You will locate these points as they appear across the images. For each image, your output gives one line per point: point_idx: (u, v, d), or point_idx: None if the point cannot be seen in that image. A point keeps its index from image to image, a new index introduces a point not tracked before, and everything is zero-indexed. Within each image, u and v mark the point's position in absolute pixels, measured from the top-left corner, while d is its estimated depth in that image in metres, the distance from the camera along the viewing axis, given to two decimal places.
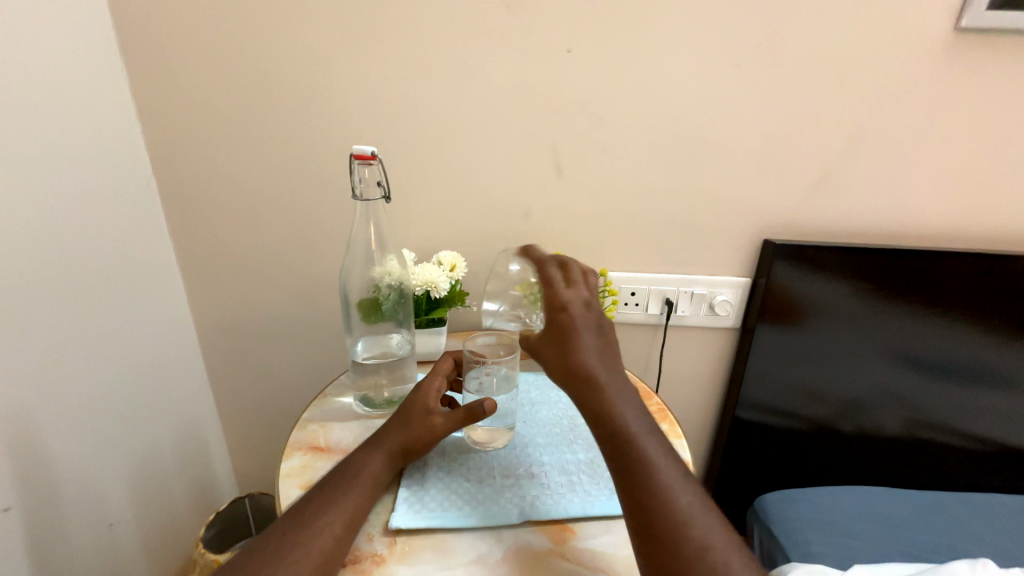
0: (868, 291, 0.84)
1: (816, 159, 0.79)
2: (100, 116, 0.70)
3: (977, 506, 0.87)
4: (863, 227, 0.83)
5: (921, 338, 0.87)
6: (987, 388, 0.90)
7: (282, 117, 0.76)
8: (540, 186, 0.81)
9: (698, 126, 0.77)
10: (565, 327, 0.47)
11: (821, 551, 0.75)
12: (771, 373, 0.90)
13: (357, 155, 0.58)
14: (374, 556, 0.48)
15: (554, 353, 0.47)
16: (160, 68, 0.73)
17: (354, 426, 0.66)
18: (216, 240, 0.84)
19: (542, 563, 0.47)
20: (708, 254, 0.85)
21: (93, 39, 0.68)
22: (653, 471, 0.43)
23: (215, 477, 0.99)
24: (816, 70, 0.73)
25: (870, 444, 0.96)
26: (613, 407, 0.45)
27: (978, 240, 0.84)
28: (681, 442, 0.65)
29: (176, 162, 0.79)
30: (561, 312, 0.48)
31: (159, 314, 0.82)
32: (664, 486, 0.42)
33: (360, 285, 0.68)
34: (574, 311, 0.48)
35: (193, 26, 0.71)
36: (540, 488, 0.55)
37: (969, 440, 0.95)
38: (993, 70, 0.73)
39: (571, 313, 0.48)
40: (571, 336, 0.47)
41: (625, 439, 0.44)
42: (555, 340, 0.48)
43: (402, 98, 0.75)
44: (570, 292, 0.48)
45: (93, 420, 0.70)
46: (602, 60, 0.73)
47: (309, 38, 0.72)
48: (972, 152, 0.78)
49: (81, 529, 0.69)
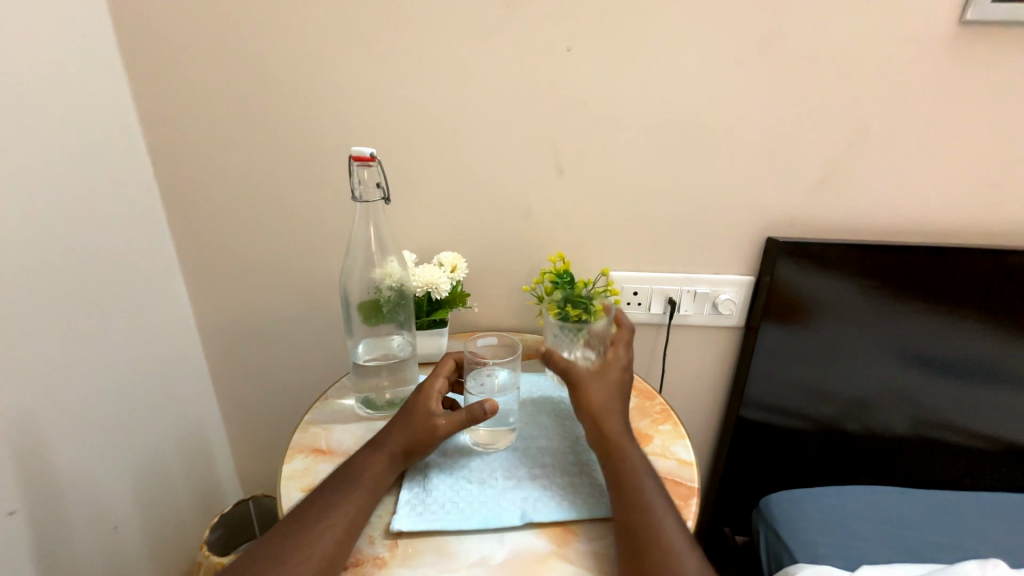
0: (874, 289, 0.83)
1: (819, 155, 0.78)
2: (100, 120, 0.70)
3: (987, 506, 0.85)
4: (868, 224, 0.82)
5: (928, 336, 0.86)
6: (996, 386, 0.89)
7: (283, 119, 0.76)
8: (541, 185, 0.80)
9: (699, 123, 0.76)
10: (613, 376, 0.60)
11: (828, 552, 0.74)
12: (776, 373, 0.90)
13: (357, 156, 0.58)
14: (375, 559, 0.48)
15: (596, 387, 0.58)
16: (161, 71, 0.74)
17: (356, 428, 0.66)
18: (217, 242, 0.84)
19: (544, 565, 0.47)
20: (711, 252, 0.85)
21: (93, 42, 0.69)
22: (645, 490, 0.50)
23: (218, 479, 1.00)
24: (820, 66, 0.73)
25: (877, 444, 0.95)
26: (623, 433, 0.55)
27: (986, 236, 0.83)
28: (685, 442, 0.64)
29: (177, 165, 0.79)
30: (614, 364, 0.61)
31: (162, 317, 0.82)
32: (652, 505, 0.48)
33: (361, 287, 0.67)
34: (625, 369, 0.61)
35: (193, 29, 0.71)
36: (543, 489, 0.55)
37: (978, 439, 0.94)
38: (999, 63, 0.72)
39: (622, 367, 0.61)
40: (615, 383, 0.59)
41: (629, 459, 0.52)
42: (601, 379, 0.59)
43: (402, 99, 0.75)
44: (627, 356, 0.63)
45: (96, 423, 0.70)
46: (602, 57, 0.73)
47: (308, 40, 0.72)
48: (978, 147, 0.77)
49: (85, 532, 0.69)
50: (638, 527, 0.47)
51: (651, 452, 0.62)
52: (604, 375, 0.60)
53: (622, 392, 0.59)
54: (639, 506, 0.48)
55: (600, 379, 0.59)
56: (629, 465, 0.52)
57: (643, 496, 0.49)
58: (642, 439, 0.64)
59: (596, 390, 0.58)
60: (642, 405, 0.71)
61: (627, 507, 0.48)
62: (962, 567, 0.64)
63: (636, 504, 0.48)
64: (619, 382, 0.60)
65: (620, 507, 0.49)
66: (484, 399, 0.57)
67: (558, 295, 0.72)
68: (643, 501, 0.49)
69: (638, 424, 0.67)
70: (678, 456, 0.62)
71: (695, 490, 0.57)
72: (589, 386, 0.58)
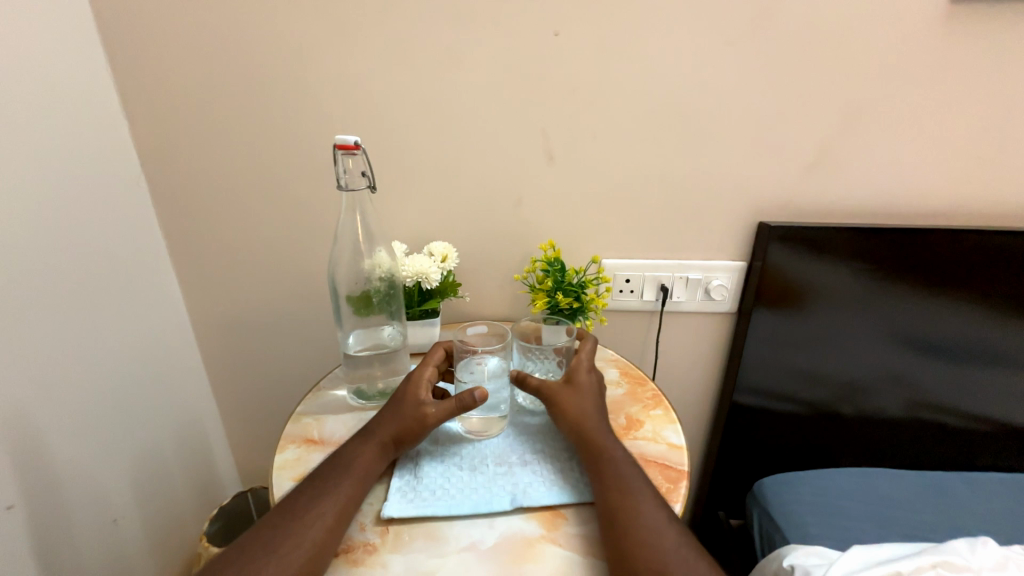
0: (865, 272, 0.83)
1: (812, 139, 0.77)
2: (86, 115, 0.69)
3: (979, 485, 0.86)
4: (860, 206, 0.82)
5: (919, 318, 0.86)
6: (988, 367, 0.89)
7: (270, 111, 0.75)
8: (532, 173, 0.80)
9: (691, 108, 0.75)
10: (582, 380, 0.61)
11: (820, 533, 0.75)
12: (767, 358, 0.90)
13: (341, 145, 0.57)
14: (366, 545, 0.48)
15: (569, 395, 0.59)
16: (145, 63, 0.72)
17: (348, 418, 0.66)
18: (208, 236, 0.84)
19: (534, 548, 0.48)
20: (703, 238, 0.84)
21: (75, 33, 0.67)
22: (626, 484, 0.49)
23: (217, 472, 1.00)
24: (812, 49, 0.72)
25: (870, 426, 0.96)
26: (597, 434, 0.55)
27: (978, 217, 0.83)
28: (675, 426, 0.64)
29: (165, 160, 0.78)
30: (580, 369, 0.62)
31: (155, 312, 0.82)
32: (633, 498, 0.48)
33: (351, 278, 0.67)
34: (590, 372, 0.62)
35: (176, 21, 0.70)
36: (533, 475, 0.55)
37: (971, 419, 0.94)
38: (992, 42, 0.71)
39: (588, 371, 0.62)
40: (585, 387, 0.60)
41: (605, 457, 0.52)
42: (572, 385, 0.60)
43: (388, 87, 0.74)
44: (592, 358, 0.64)
45: (93, 418, 0.70)
46: (592, 42, 0.72)
47: (292, 28, 0.71)
48: (972, 126, 0.76)
49: (85, 525, 0.70)
50: (620, 515, 0.47)
51: (642, 437, 0.63)
52: (573, 381, 0.60)
53: (596, 394, 0.60)
54: (620, 495, 0.48)
55: (571, 386, 0.60)
56: (609, 458, 0.52)
57: (625, 485, 0.49)
58: (634, 425, 0.65)
59: (568, 397, 0.59)
60: (633, 391, 0.72)
61: (610, 496, 0.48)
62: (951, 545, 0.65)
63: (617, 493, 0.49)
64: (588, 385, 0.60)
65: (603, 500, 0.49)
66: (474, 387, 0.57)
67: (550, 282, 0.73)
68: (623, 490, 0.49)
69: (630, 410, 0.67)
70: (669, 441, 0.62)
71: (685, 473, 0.57)
72: (561, 395, 0.59)
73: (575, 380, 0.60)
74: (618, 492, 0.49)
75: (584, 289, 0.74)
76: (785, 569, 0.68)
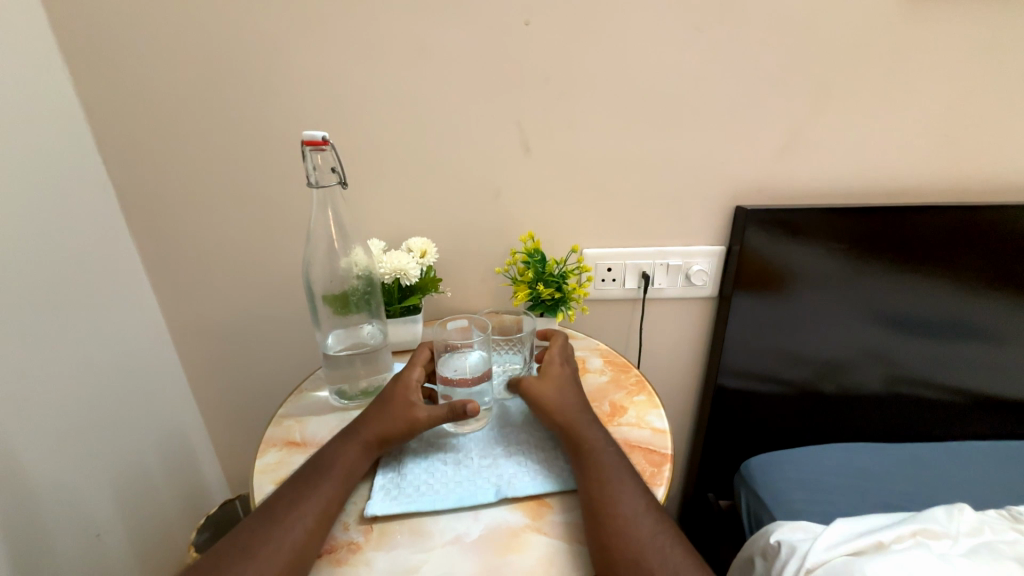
0: (842, 252, 0.84)
1: (784, 120, 0.78)
2: (46, 121, 0.66)
3: (959, 455, 0.89)
4: (833, 188, 0.83)
5: (896, 296, 0.88)
6: (962, 341, 0.92)
7: (237, 109, 0.73)
8: (508, 165, 0.79)
9: (664, 95, 0.76)
10: (557, 373, 0.61)
11: (804, 508, 0.77)
12: (750, 341, 0.91)
13: (309, 141, 0.56)
14: (350, 544, 0.48)
15: (546, 388, 0.59)
16: (103, 61, 0.70)
17: (331, 418, 0.65)
18: (180, 239, 0.81)
19: (519, 538, 0.48)
20: (681, 225, 0.85)
21: (27, 32, 0.64)
22: (605, 476, 0.49)
23: (203, 479, 0.99)
24: (781, 33, 0.72)
25: (852, 402, 0.98)
26: (578, 425, 0.55)
27: (946, 194, 0.85)
28: (658, 413, 0.65)
29: (132, 163, 0.76)
30: (554, 362, 0.63)
31: (131, 321, 0.80)
32: (613, 488, 0.48)
33: (326, 278, 0.66)
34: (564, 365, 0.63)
35: (135, 17, 0.67)
36: (517, 466, 0.55)
37: (947, 392, 0.97)
38: (950, 23, 0.72)
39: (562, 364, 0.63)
40: (561, 379, 0.61)
41: (585, 448, 0.52)
42: (548, 378, 0.60)
43: (358, 84, 0.73)
44: (563, 352, 0.65)
45: (72, 430, 0.69)
46: (563, 32, 0.71)
47: (256, 24, 0.69)
48: (938, 104, 0.78)
49: (66, 538, 0.68)
50: (600, 507, 0.47)
51: (626, 423, 0.63)
52: (551, 375, 0.61)
53: (573, 385, 0.61)
54: (599, 487, 0.48)
55: (549, 379, 0.60)
56: (589, 448, 0.52)
57: (604, 476, 0.49)
58: (618, 412, 0.65)
59: (547, 388, 0.59)
60: (617, 378, 0.72)
61: (591, 488, 0.48)
62: (930, 514, 0.67)
63: (596, 484, 0.49)
64: (563, 376, 0.61)
65: (585, 489, 0.49)
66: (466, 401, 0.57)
67: (531, 274, 0.75)
68: (602, 480, 0.49)
69: (614, 397, 0.68)
70: (653, 426, 0.62)
71: (669, 457, 0.57)
72: (541, 388, 0.59)
73: (550, 372, 0.61)
74: (596, 482, 0.49)
75: (565, 280, 0.75)
76: (772, 545, 0.68)
